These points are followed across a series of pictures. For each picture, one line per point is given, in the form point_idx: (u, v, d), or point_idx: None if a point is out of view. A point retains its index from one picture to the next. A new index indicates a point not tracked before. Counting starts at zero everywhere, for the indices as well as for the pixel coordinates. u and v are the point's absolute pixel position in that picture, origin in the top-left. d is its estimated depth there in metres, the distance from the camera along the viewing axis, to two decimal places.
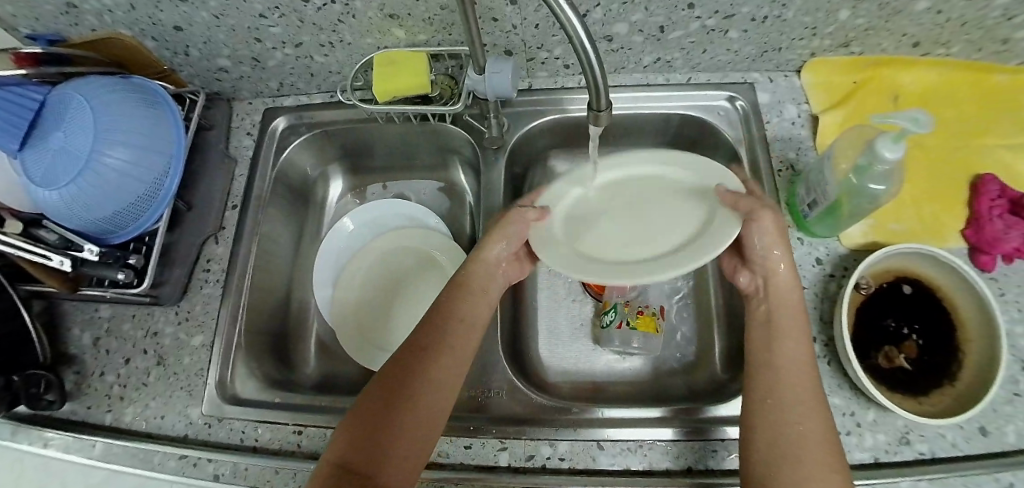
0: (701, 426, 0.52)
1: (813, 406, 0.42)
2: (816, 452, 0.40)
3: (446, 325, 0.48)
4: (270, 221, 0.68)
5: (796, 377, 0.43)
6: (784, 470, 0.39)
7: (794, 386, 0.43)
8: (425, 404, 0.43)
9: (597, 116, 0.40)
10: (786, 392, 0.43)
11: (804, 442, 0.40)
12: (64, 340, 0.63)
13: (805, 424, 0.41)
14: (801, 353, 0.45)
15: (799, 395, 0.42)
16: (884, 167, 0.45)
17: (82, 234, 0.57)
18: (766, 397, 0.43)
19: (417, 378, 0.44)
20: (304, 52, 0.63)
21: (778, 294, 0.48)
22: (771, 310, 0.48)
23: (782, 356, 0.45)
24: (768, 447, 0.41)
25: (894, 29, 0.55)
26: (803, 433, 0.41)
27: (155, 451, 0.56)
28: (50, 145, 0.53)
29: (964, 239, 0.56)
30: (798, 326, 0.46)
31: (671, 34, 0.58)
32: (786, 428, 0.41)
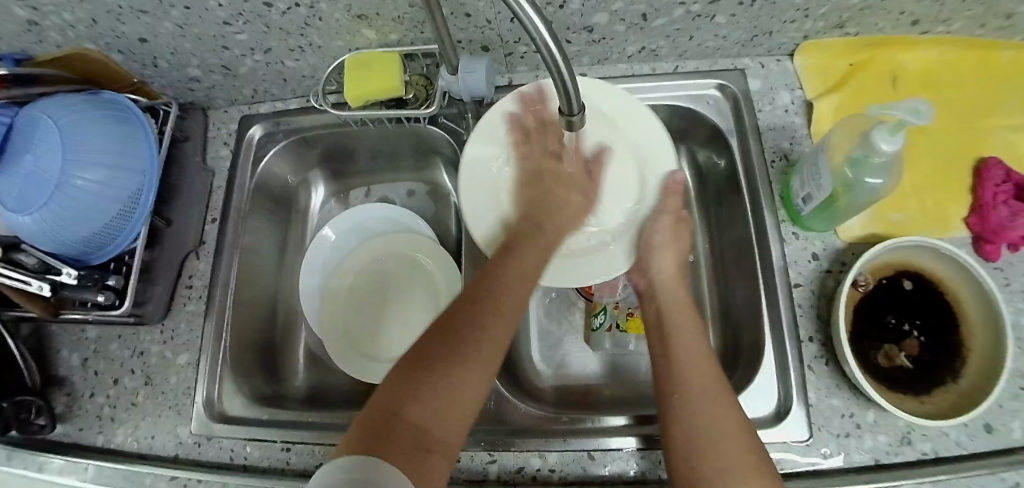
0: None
1: (717, 387, 0.41)
2: (727, 431, 0.38)
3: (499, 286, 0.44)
4: (250, 233, 0.66)
5: (693, 363, 0.44)
6: (704, 456, 0.38)
7: (691, 368, 0.43)
8: (476, 355, 0.38)
9: (570, 121, 0.38)
10: (695, 386, 0.42)
11: (716, 423, 0.39)
12: (52, 362, 0.63)
13: (709, 405, 0.40)
14: (694, 342, 0.46)
15: (700, 378, 0.42)
16: (881, 159, 0.43)
17: (59, 257, 0.56)
18: (671, 388, 0.43)
19: (469, 324, 0.40)
20: (273, 59, 0.61)
21: (662, 301, 0.51)
22: (663, 310, 0.50)
23: (677, 347, 0.45)
24: (687, 439, 0.39)
25: (892, 7, 0.52)
26: (707, 414, 0.40)
27: (147, 472, 0.56)
28: (20, 170, 0.52)
29: (967, 227, 0.53)
30: (686, 319, 0.48)
31: (654, 22, 0.55)
32: (694, 412, 0.40)
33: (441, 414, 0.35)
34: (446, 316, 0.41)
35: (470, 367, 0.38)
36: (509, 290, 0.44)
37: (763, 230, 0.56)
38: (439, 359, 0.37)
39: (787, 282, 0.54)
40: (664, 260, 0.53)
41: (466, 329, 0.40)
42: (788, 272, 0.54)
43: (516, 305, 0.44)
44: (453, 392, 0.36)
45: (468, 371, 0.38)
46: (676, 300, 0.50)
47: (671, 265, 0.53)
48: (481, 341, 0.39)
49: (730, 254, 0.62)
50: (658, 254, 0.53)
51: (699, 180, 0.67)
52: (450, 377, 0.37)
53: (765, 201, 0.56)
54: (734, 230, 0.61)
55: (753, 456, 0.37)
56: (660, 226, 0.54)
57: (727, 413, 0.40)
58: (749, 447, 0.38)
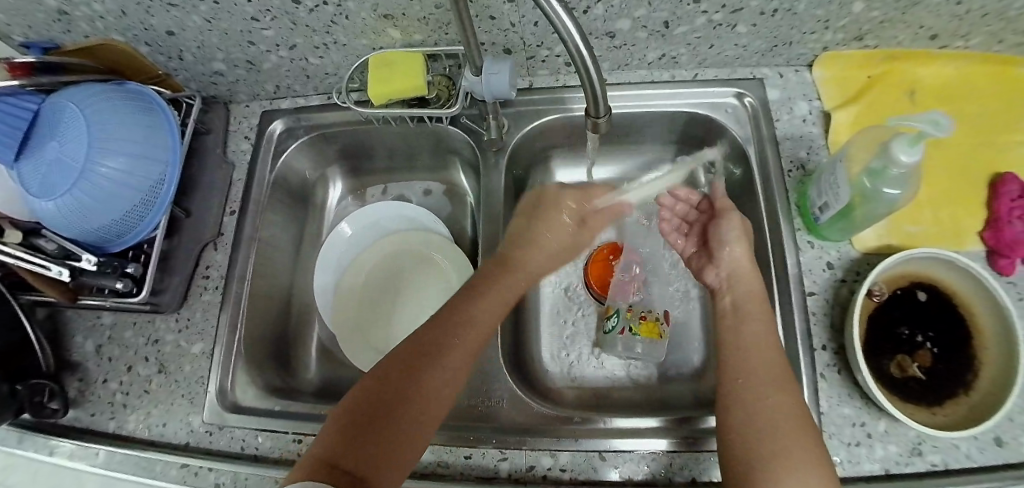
0: (696, 437, 0.50)
1: (780, 380, 0.43)
2: (789, 424, 0.39)
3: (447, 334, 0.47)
4: (268, 226, 0.67)
5: (760, 354, 0.45)
6: (760, 446, 0.39)
7: (757, 360, 0.44)
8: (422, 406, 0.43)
9: (595, 123, 0.39)
10: (760, 377, 0.43)
11: (779, 414, 0.40)
12: (67, 347, 0.63)
13: (778, 398, 0.41)
14: (765, 334, 0.46)
15: (767, 369, 0.43)
16: (900, 170, 0.44)
17: (80, 243, 0.57)
18: (733, 376, 0.44)
19: (424, 369, 0.44)
20: (298, 55, 0.61)
21: (736, 291, 0.51)
22: (733, 298, 0.51)
23: (749, 335, 0.46)
24: (744, 425, 0.40)
25: (911, 22, 0.53)
26: (772, 406, 0.41)
27: (157, 459, 0.57)
28: (47, 155, 0.53)
29: (982, 241, 0.53)
30: (753, 309, 0.49)
31: (676, 30, 0.56)
32: (758, 401, 0.41)
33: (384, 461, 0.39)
34: (400, 361, 0.45)
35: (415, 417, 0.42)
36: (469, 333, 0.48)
37: (779, 238, 0.56)
38: (390, 409, 0.41)
39: (801, 289, 0.54)
40: (737, 255, 0.53)
41: (414, 382, 0.43)
42: (802, 280, 0.54)
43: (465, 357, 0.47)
44: (395, 442, 0.40)
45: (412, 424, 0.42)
46: (749, 289, 0.50)
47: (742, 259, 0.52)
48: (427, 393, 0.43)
49: None
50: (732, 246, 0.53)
51: None
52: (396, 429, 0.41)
53: (782, 209, 0.57)
54: None
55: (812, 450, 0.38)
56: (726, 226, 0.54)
57: (789, 406, 0.41)
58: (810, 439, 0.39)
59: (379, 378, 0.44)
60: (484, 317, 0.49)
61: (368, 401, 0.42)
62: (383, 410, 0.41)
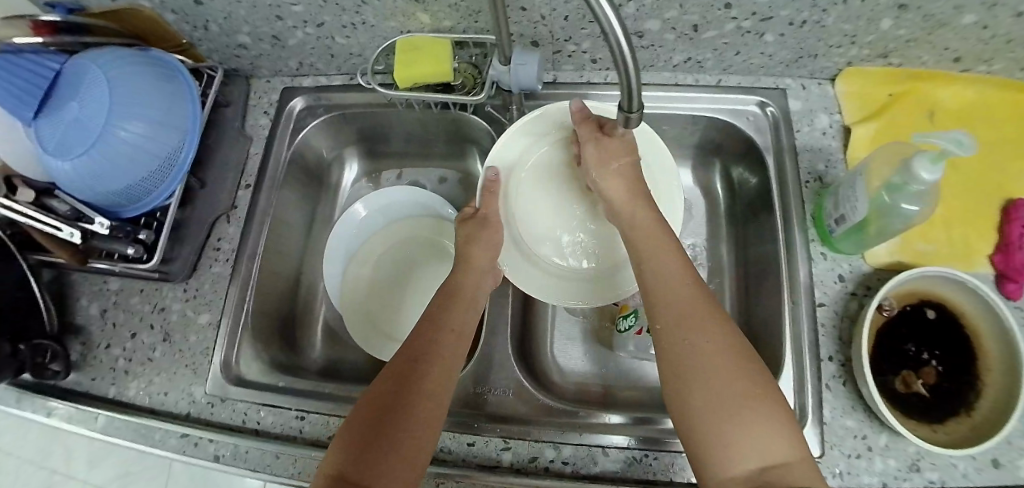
0: (659, 436, 0.51)
1: (701, 318, 0.41)
2: (714, 367, 0.39)
3: (433, 341, 0.46)
4: (282, 202, 0.67)
5: (677, 293, 0.43)
6: (693, 400, 0.38)
7: (676, 304, 0.42)
8: (416, 412, 0.42)
9: (627, 117, 0.39)
10: (679, 316, 0.41)
11: (701, 360, 0.39)
12: (72, 310, 0.63)
13: (705, 341, 0.40)
14: (677, 270, 0.44)
15: (684, 310, 0.41)
16: (920, 187, 0.44)
17: (93, 206, 0.56)
18: (656, 322, 0.43)
19: (417, 374, 0.44)
20: (324, 33, 0.61)
21: (633, 224, 0.49)
22: (633, 233, 0.48)
23: (655, 266, 0.45)
24: (676, 376, 0.40)
25: (937, 43, 0.53)
26: (697, 349, 0.40)
27: (157, 428, 0.56)
28: (67, 115, 0.52)
29: (992, 265, 0.54)
30: (656, 244, 0.46)
31: (704, 34, 0.56)
32: (681, 347, 0.40)
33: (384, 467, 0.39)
34: (396, 368, 0.44)
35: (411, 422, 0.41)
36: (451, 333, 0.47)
37: (792, 247, 0.57)
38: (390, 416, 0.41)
39: (811, 300, 0.54)
40: (610, 188, 0.51)
41: (405, 387, 0.43)
42: (813, 291, 0.55)
43: (453, 360, 0.46)
44: (394, 446, 0.40)
45: (411, 428, 0.41)
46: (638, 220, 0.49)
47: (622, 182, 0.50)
48: (421, 398, 0.42)
49: (755, 268, 0.62)
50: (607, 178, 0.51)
51: (729, 194, 0.68)
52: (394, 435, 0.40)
53: (797, 219, 0.57)
54: (760, 245, 0.62)
55: (745, 387, 0.38)
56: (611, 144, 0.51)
57: (717, 345, 0.40)
58: (740, 376, 0.38)
59: (380, 386, 0.43)
60: (457, 322, 0.49)
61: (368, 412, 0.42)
62: (382, 416, 0.41)
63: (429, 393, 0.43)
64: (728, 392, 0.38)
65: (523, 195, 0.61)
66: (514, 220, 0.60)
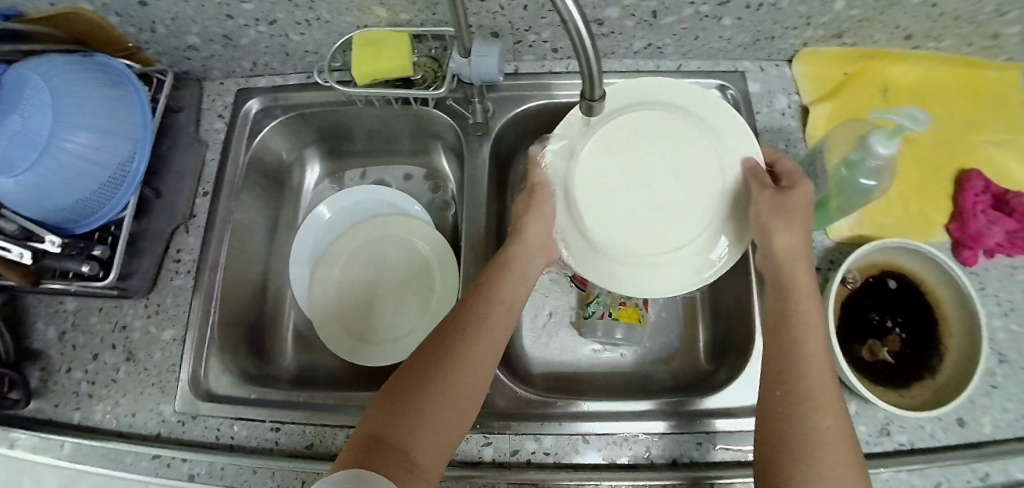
0: (688, 419, 0.52)
1: (832, 394, 0.38)
2: (838, 441, 0.36)
3: (484, 327, 0.43)
4: (243, 209, 0.65)
5: (817, 364, 0.39)
6: (804, 458, 0.35)
7: (809, 372, 0.39)
8: (460, 382, 0.40)
9: (589, 106, 0.39)
10: (808, 385, 0.38)
11: (827, 431, 0.36)
12: (26, 335, 0.60)
13: (828, 417, 0.37)
14: (818, 333, 0.41)
15: (817, 377, 0.39)
16: (876, 162, 0.45)
17: (39, 223, 0.53)
18: (778, 381, 0.39)
19: (466, 342, 0.42)
20: (278, 31, 0.59)
21: (792, 285, 0.44)
22: (788, 292, 0.44)
23: (802, 321, 0.41)
24: (785, 439, 0.36)
25: (887, 21, 0.55)
26: (823, 421, 0.36)
27: (126, 451, 0.54)
28: (2, 128, 0.49)
29: (948, 233, 0.56)
30: (806, 304, 0.43)
31: (663, 19, 0.56)
32: (803, 413, 0.37)
33: (415, 452, 0.36)
34: (444, 327, 0.44)
35: (448, 410, 0.39)
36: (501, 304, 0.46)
37: None
38: (437, 376, 0.40)
39: None
40: (782, 242, 0.45)
41: (452, 358, 0.41)
42: None
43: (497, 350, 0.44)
44: (438, 417, 0.38)
45: (454, 399, 0.39)
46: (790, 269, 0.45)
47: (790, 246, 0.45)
48: (462, 385, 0.40)
49: None
50: (776, 231, 0.45)
51: None
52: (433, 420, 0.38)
53: None
54: None
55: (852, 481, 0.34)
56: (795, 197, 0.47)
57: (832, 430, 0.36)
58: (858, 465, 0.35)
59: (428, 344, 0.42)
60: (504, 307, 0.46)
61: (413, 366, 0.41)
62: (429, 375, 0.40)
63: (471, 380, 0.41)
64: (838, 476, 0.34)
65: (593, 180, 0.52)
66: (602, 207, 0.52)
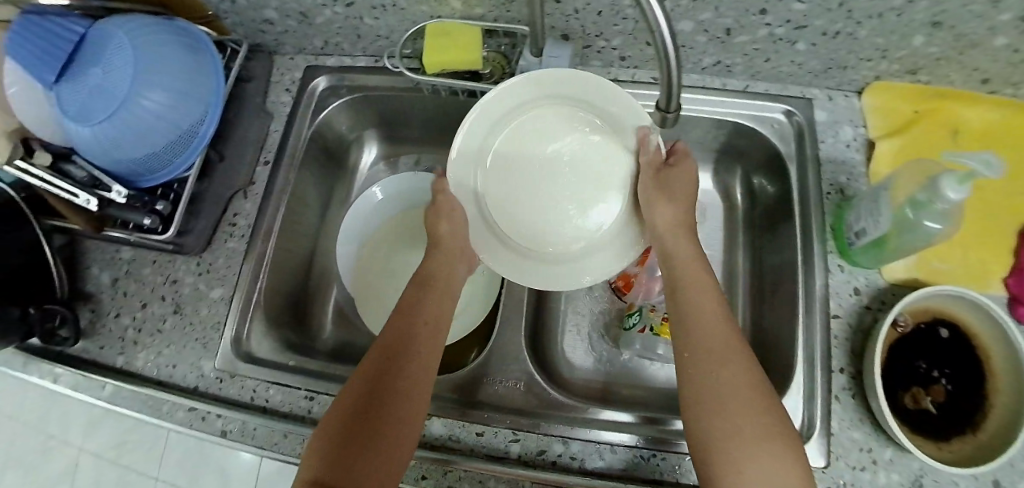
0: (665, 437, 0.51)
1: (733, 356, 0.43)
2: (742, 393, 0.40)
3: (412, 320, 0.49)
4: (300, 182, 0.67)
5: (713, 331, 0.44)
6: (714, 421, 0.40)
7: (707, 339, 0.44)
8: (400, 405, 0.43)
9: (664, 117, 0.40)
10: (705, 348, 0.43)
11: (725, 389, 0.41)
12: (83, 277, 0.63)
13: (730, 373, 0.42)
14: (710, 304, 0.46)
15: (717, 341, 0.43)
16: (944, 205, 0.44)
17: (110, 173, 0.56)
18: (683, 351, 0.44)
19: (398, 364, 0.45)
20: (354, 13, 0.61)
21: (679, 274, 0.49)
22: (677, 282, 0.49)
23: (688, 312, 0.46)
24: (694, 405, 0.41)
25: (967, 63, 0.53)
26: (723, 380, 0.41)
27: (165, 400, 0.56)
28: (89, 80, 0.51)
29: (1005, 287, 0.54)
30: (701, 280, 0.48)
31: (737, 38, 0.56)
32: (706, 380, 0.42)
33: (382, 434, 0.42)
34: (372, 358, 0.46)
35: (406, 394, 0.44)
36: (427, 323, 0.49)
37: (810, 258, 0.57)
38: (374, 407, 0.43)
39: (827, 311, 0.55)
40: (663, 215, 0.51)
41: (386, 387, 0.44)
42: (828, 301, 0.55)
43: (437, 340, 0.49)
44: (380, 437, 0.41)
45: (392, 416, 0.43)
46: (689, 262, 0.49)
47: (669, 217, 0.51)
48: (413, 375, 0.45)
49: (770, 276, 0.62)
50: (655, 205, 0.51)
51: (749, 202, 0.68)
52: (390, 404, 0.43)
53: (816, 231, 0.57)
54: (777, 254, 0.62)
55: (766, 432, 0.39)
56: (677, 175, 0.52)
57: (739, 389, 0.41)
58: (763, 408, 0.40)
59: (358, 380, 0.45)
60: (439, 309, 0.51)
61: (344, 404, 0.44)
62: (364, 410, 0.43)
63: (418, 368, 0.46)
64: (745, 426, 0.39)
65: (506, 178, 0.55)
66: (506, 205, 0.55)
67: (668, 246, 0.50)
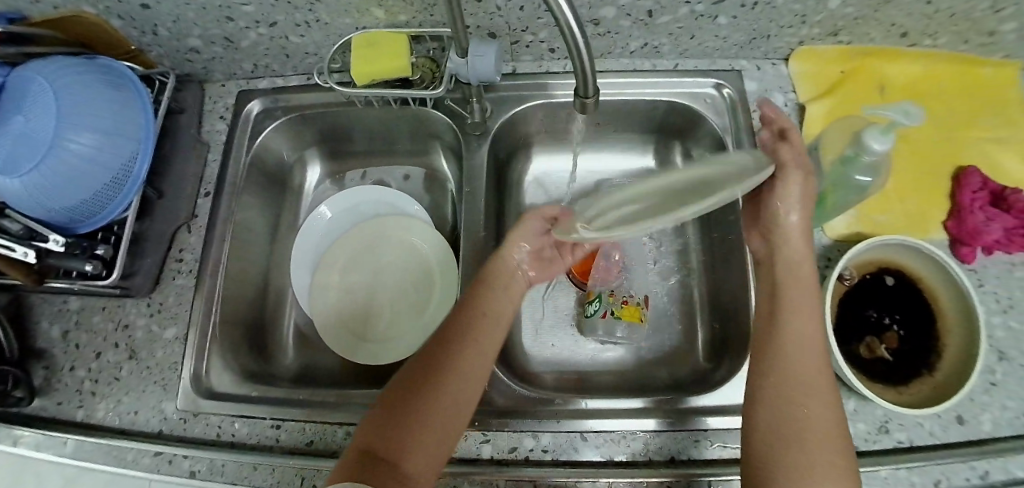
0: (684, 415, 0.52)
1: (824, 391, 0.40)
2: (825, 428, 0.38)
3: (480, 309, 0.48)
4: (245, 209, 0.66)
5: (809, 359, 0.41)
6: (794, 451, 0.38)
7: (802, 371, 0.41)
8: (453, 388, 0.42)
9: (583, 103, 0.39)
10: (798, 377, 0.40)
11: (814, 425, 0.38)
12: (30, 334, 0.61)
13: (818, 405, 0.39)
14: (814, 334, 0.42)
15: (814, 376, 0.40)
16: (871, 158, 0.45)
17: (44, 222, 0.54)
18: (769, 375, 0.42)
19: (455, 350, 0.45)
20: (279, 33, 0.60)
21: (786, 293, 0.45)
22: (780, 299, 0.45)
23: (789, 333, 0.42)
24: (774, 427, 0.39)
25: (883, 19, 0.55)
26: (812, 415, 0.39)
27: (129, 448, 0.55)
28: (9, 129, 0.50)
29: (945, 230, 0.56)
30: (809, 303, 0.44)
31: (660, 19, 0.56)
32: (791, 409, 0.39)
33: (419, 435, 0.40)
34: (431, 342, 0.46)
35: (439, 407, 0.41)
36: (491, 310, 0.48)
37: None
38: (427, 388, 0.42)
39: None
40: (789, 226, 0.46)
41: (441, 370, 0.43)
42: None
43: (485, 360, 0.45)
44: (429, 418, 0.41)
45: (444, 399, 0.42)
46: (796, 275, 0.45)
47: (796, 226, 0.47)
48: (452, 388, 0.42)
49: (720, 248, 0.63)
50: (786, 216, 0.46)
51: None
52: (423, 419, 0.40)
53: None
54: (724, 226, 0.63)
55: (838, 467, 0.37)
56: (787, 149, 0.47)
57: (827, 423, 0.39)
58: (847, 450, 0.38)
59: (416, 361, 0.45)
60: (493, 327, 0.47)
61: (400, 383, 0.43)
62: (417, 390, 0.42)
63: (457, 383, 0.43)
64: (823, 458, 0.37)
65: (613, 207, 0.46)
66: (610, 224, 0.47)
67: (779, 262, 0.47)
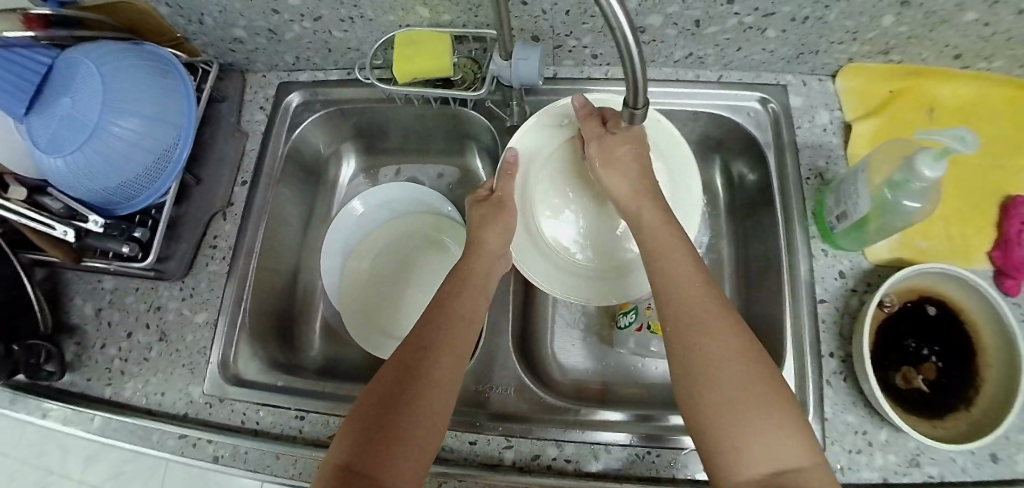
0: (660, 433, 0.51)
1: (718, 327, 0.40)
2: (733, 365, 0.38)
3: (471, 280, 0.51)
4: (279, 199, 0.66)
5: (694, 296, 0.42)
6: (708, 388, 0.38)
7: (695, 308, 0.41)
8: (441, 366, 0.44)
9: (632, 113, 0.39)
10: (691, 319, 0.41)
11: (713, 359, 0.39)
12: (65, 310, 0.62)
13: (718, 350, 0.39)
14: (686, 270, 0.44)
15: (699, 312, 0.41)
16: (921, 184, 0.44)
17: (86, 203, 0.55)
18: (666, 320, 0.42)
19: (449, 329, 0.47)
20: (322, 27, 0.60)
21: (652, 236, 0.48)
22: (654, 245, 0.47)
23: (672, 274, 0.44)
24: (686, 377, 0.39)
25: (938, 40, 0.53)
26: (707, 351, 0.39)
27: (155, 429, 0.55)
28: (57, 111, 0.51)
29: (991, 261, 0.54)
30: (671, 248, 0.46)
31: (706, 29, 0.55)
32: (700, 348, 0.40)
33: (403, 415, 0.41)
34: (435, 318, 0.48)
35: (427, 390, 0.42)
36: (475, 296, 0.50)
37: (793, 245, 0.57)
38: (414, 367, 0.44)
39: (812, 297, 0.54)
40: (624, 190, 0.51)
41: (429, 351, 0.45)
42: (813, 286, 0.55)
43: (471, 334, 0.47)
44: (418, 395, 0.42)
45: (430, 377, 0.43)
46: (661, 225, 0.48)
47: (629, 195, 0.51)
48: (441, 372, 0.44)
49: (753, 265, 0.62)
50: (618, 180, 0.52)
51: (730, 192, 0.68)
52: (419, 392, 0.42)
53: (797, 215, 0.57)
54: (761, 241, 0.61)
55: (766, 416, 0.36)
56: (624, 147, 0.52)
57: (734, 367, 0.38)
58: (766, 382, 0.38)
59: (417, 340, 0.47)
60: (464, 312, 0.48)
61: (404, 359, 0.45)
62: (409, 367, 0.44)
63: (438, 370, 0.43)
64: (743, 398, 0.37)
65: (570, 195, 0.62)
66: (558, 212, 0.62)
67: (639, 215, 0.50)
